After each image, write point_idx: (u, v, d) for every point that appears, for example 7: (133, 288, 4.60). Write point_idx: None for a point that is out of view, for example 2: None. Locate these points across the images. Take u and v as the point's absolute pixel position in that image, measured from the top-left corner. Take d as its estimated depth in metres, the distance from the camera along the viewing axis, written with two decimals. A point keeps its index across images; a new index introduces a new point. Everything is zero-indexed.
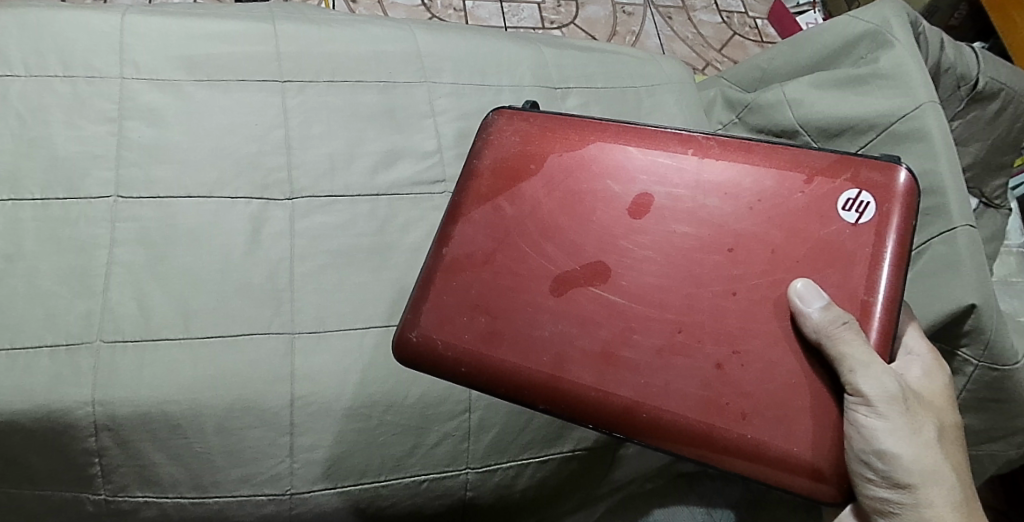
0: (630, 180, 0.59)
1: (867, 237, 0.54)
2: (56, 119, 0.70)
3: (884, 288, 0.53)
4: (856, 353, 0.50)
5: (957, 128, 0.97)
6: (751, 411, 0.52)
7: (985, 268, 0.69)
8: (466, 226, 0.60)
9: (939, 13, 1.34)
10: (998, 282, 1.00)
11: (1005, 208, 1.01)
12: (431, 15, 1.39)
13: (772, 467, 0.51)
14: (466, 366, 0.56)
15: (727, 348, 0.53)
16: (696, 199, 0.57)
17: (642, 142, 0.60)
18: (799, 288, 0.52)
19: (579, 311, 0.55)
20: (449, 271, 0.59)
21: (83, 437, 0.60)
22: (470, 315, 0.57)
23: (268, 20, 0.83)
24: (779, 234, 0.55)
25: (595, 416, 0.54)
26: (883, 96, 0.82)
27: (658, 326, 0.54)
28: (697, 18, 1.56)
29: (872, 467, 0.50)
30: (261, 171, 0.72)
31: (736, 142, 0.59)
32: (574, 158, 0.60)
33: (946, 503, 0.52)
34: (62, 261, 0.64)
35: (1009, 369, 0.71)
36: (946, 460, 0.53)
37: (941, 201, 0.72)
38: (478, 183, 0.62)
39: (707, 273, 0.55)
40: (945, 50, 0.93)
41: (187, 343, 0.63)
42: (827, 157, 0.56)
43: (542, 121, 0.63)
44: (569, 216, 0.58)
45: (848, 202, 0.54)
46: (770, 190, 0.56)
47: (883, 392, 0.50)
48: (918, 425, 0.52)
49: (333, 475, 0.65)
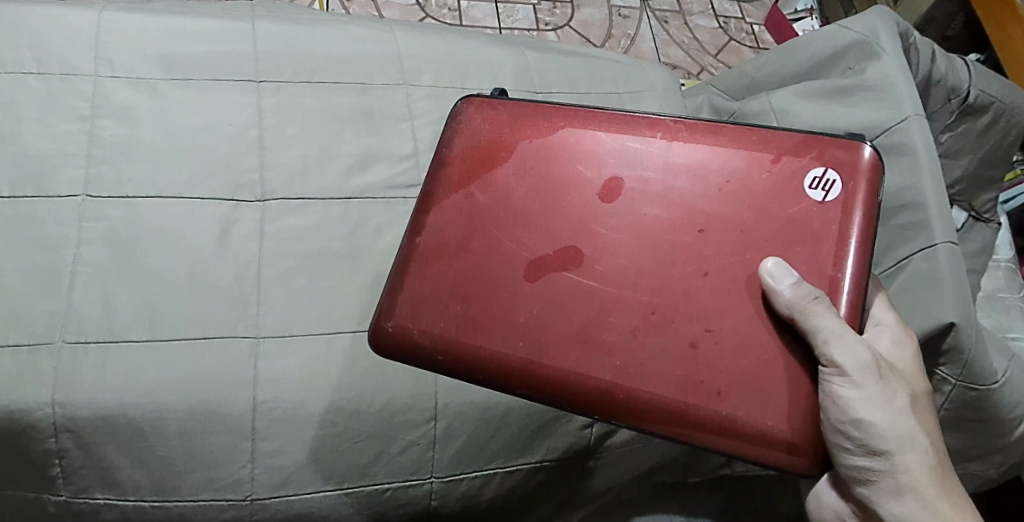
0: (601, 164, 0.57)
1: (834, 215, 0.52)
2: (28, 116, 0.69)
3: (852, 263, 0.52)
4: (830, 325, 0.49)
5: (946, 140, 0.94)
6: (726, 387, 0.50)
7: (966, 285, 0.68)
8: (438, 214, 0.58)
9: (936, 23, 1.34)
10: (984, 297, 0.99)
11: (995, 222, 1.00)
12: (425, 15, 1.38)
13: (749, 443, 0.50)
14: (443, 354, 0.55)
15: (701, 327, 0.51)
16: (667, 182, 0.55)
17: (609, 127, 0.58)
18: (770, 268, 0.51)
19: (555, 294, 0.53)
20: (422, 260, 0.57)
21: (43, 439, 0.60)
22: (446, 303, 0.55)
23: (247, 19, 0.82)
24: (749, 214, 0.53)
25: (574, 399, 0.52)
26: (868, 107, 0.81)
27: (632, 307, 0.52)
28: (694, 22, 1.55)
29: (848, 437, 0.50)
30: (233, 172, 0.72)
31: (706, 125, 0.57)
32: (545, 144, 0.58)
33: (922, 468, 0.52)
34: (26, 260, 0.63)
35: (988, 389, 0.69)
36: (921, 426, 0.53)
37: (923, 217, 0.71)
38: (449, 170, 0.59)
39: (678, 255, 0.53)
40: (936, 62, 0.90)
41: (151, 344, 0.62)
42: (793, 137, 0.55)
43: (511, 107, 0.61)
44: (543, 198, 0.56)
45: (815, 180, 0.53)
46: (740, 171, 0.55)
47: (858, 362, 0.49)
48: (893, 393, 0.52)
49: (294, 482, 0.64)
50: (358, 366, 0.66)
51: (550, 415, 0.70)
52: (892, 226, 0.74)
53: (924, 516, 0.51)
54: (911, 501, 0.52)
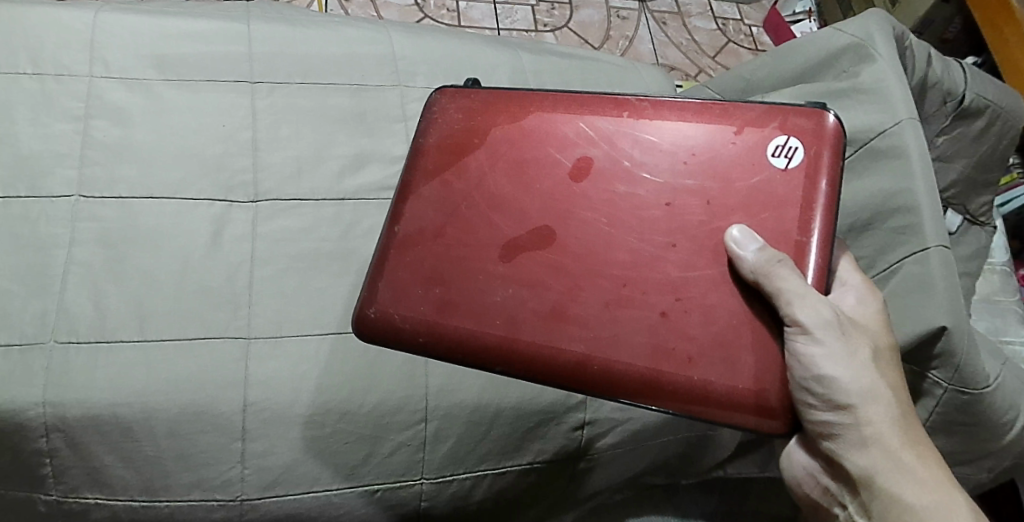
0: (570, 145, 0.58)
1: (797, 181, 0.53)
2: (22, 116, 0.69)
3: (817, 229, 0.52)
4: (792, 286, 0.49)
5: (941, 144, 0.93)
6: (697, 354, 0.51)
7: (959, 288, 0.68)
8: (415, 203, 0.59)
9: (933, 26, 1.34)
10: (978, 300, 1.00)
11: (990, 225, 0.98)
12: (424, 15, 1.38)
13: (722, 407, 0.50)
14: (423, 337, 0.56)
15: (670, 296, 0.52)
16: (633, 158, 0.56)
17: (577, 110, 0.59)
18: (735, 234, 0.52)
19: (527, 269, 0.54)
20: (400, 247, 0.58)
21: (34, 438, 0.60)
22: (424, 288, 0.56)
23: (242, 21, 0.82)
24: (714, 185, 0.54)
25: (550, 374, 0.53)
26: (861, 111, 0.79)
27: (604, 280, 0.53)
28: (692, 23, 1.54)
29: (811, 392, 0.50)
30: (226, 173, 0.72)
31: (671, 103, 0.58)
32: (517, 130, 0.59)
33: (887, 422, 0.51)
34: (19, 260, 0.64)
35: (980, 392, 0.68)
36: (884, 378, 0.52)
37: (915, 221, 0.71)
38: (425, 159, 0.61)
39: (647, 227, 0.54)
40: (932, 64, 0.89)
41: (142, 345, 0.63)
42: (754, 109, 0.56)
43: (483, 95, 0.63)
44: (515, 179, 0.57)
45: (778, 148, 0.54)
46: (704, 144, 0.56)
47: (819, 318, 0.49)
48: (856, 348, 0.52)
49: (283, 483, 0.64)
50: (348, 367, 0.66)
51: (541, 418, 0.70)
52: (885, 229, 0.74)
53: (889, 469, 0.51)
54: (876, 453, 0.51)
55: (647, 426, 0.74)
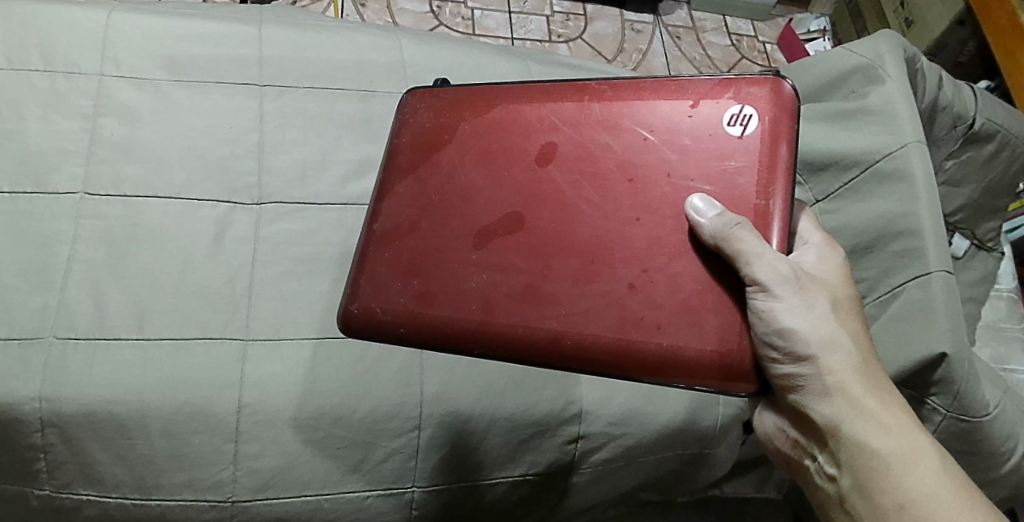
0: (534, 133, 0.59)
1: (753, 148, 0.53)
2: (31, 112, 0.70)
3: (776, 191, 0.52)
4: (751, 246, 0.49)
5: (950, 168, 0.90)
6: (664, 320, 0.51)
7: (961, 314, 0.66)
8: (393, 200, 0.62)
9: (947, 48, 1.33)
10: (983, 326, 0.99)
11: (997, 251, 0.96)
12: (439, 23, 1.39)
13: (688, 370, 0.51)
14: (405, 327, 0.57)
15: (636, 268, 0.53)
16: (595, 139, 0.57)
17: (539, 99, 0.61)
18: (695, 203, 0.52)
19: (499, 252, 0.56)
20: (380, 243, 0.61)
21: (29, 432, 0.60)
22: (403, 281, 0.58)
23: (254, 24, 0.83)
24: (675, 158, 0.55)
25: (528, 352, 0.54)
26: (869, 132, 0.77)
27: (571, 256, 0.54)
28: (706, 39, 1.54)
29: (774, 346, 0.49)
30: (231, 174, 0.73)
31: (629, 84, 0.59)
32: (484, 122, 0.61)
33: (850, 370, 0.50)
34: (22, 255, 0.64)
35: (979, 421, 0.66)
36: (850, 332, 0.51)
37: (918, 245, 0.70)
38: (400, 159, 0.64)
39: (612, 204, 0.55)
40: (942, 88, 0.88)
41: (139, 343, 0.63)
42: (709, 81, 0.56)
43: (450, 94, 0.66)
44: (485, 169, 0.59)
45: (732, 117, 0.54)
46: (662, 119, 0.56)
47: (778, 274, 0.49)
48: (818, 300, 0.50)
49: (274, 486, 0.64)
50: (344, 372, 0.66)
51: (534, 429, 0.70)
52: (888, 252, 0.73)
53: (854, 417, 0.50)
54: (842, 403, 0.50)
55: (640, 442, 0.73)
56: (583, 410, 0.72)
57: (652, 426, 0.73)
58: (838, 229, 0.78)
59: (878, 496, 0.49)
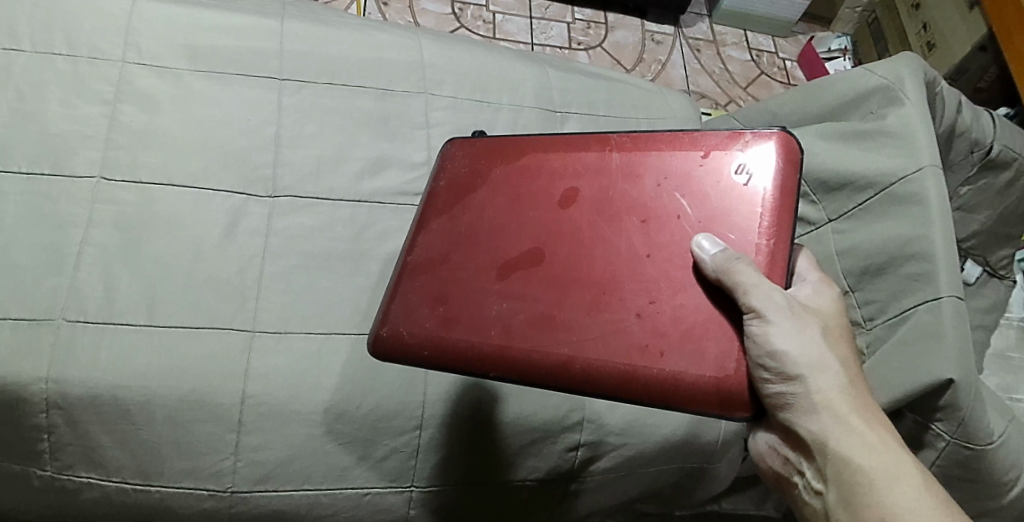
0: (557, 179, 0.62)
1: (757, 195, 0.55)
2: (53, 96, 0.71)
3: (775, 235, 0.54)
4: (750, 277, 0.50)
5: (964, 194, 0.90)
6: (668, 346, 0.52)
7: (970, 341, 0.65)
8: (427, 236, 0.66)
9: (968, 74, 1.33)
10: (992, 354, 0.98)
11: (1010, 279, 0.96)
12: (460, 25, 1.39)
13: (687, 395, 0.51)
14: (429, 350, 0.59)
15: (644, 299, 0.54)
16: (614, 183, 0.60)
17: (563, 149, 0.64)
18: (699, 240, 0.53)
19: (521, 283, 0.58)
20: (412, 274, 0.64)
21: (34, 412, 0.61)
22: (430, 307, 0.61)
23: (277, 17, 0.83)
24: (684, 203, 0.57)
25: (541, 376, 0.55)
26: (885, 154, 0.77)
27: (584, 288, 0.56)
28: (726, 53, 1.54)
29: (766, 368, 0.49)
30: (247, 166, 0.73)
31: (647, 137, 0.62)
32: (514, 169, 0.65)
33: (840, 391, 0.49)
34: (38, 236, 0.65)
35: (983, 449, 0.65)
36: (844, 359, 0.50)
37: (930, 269, 0.69)
38: (436, 199, 0.68)
39: (624, 241, 0.57)
40: (962, 112, 0.86)
41: (147, 330, 0.63)
42: (719, 134, 0.59)
43: (486, 143, 0.70)
44: (511, 209, 0.62)
45: (739, 167, 0.56)
46: (674, 168, 0.59)
47: (773, 301, 0.49)
48: (812, 325, 0.50)
49: (275, 478, 0.64)
50: (349, 369, 0.67)
51: (535, 436, 0.70)
52: (899, 275, 0.72)
53: (841, 434, 0.48)
54: (828, 419, 0.49)
55: (641, 453, 0.73)
56: (584, 418, 0.71)
57: (652, 438, 0.73)
58: (849, 250, 0.77)
59: (862, 510, 0.47)
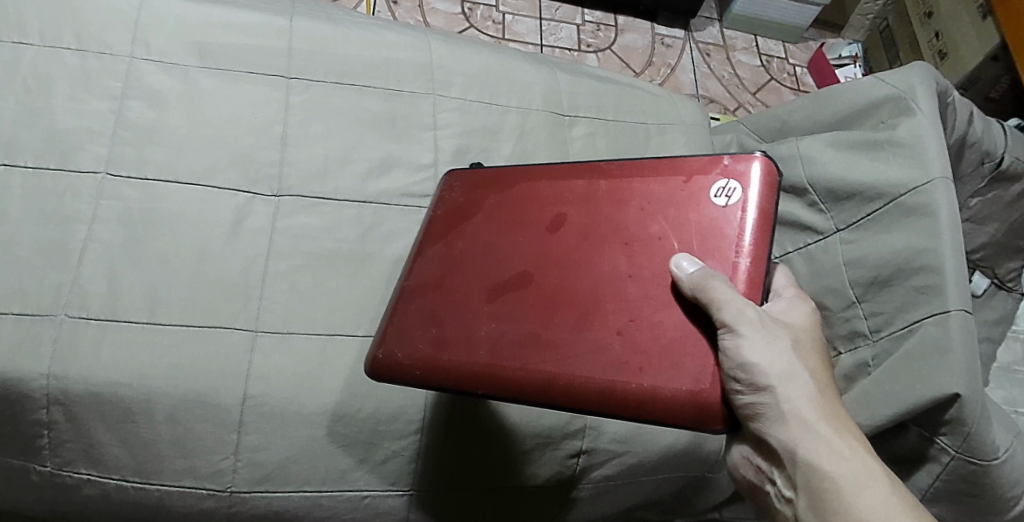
0: (546, 206, 0.63)
1: (735, 216, 0.54)
2: (60, 90, 0.71)
3: (751, 254, 0.53)
4: (722, 292, 0.49)
5: (974, 205, 0.89)
6: (647, 363, 0.52)
7: (978, 356, 0.65)
8: (423, 262, 0.67)
9: (980, 83, 1.32)
10: (999, 367, 0.98)
11: (1018, 292, 0.95)
12: (470, 25, 1.39)
13: (665, 411, 0.51)
14: (420, 370, 0.59)
15: (625, 317, 0.54)
16: (600, 208, 0.60)
17: (553, 177, 0.64)
18: (680, 262, 0.53)
19: (508, 305, 0.58)
20: (407, 298, 0.65)
21: (35, 408, 0.60)
22: (423, 329, 0.62)
23: (286, 15, 0.82)
24: (666, 225, 0.56)
25: (526, 394, 0.55)
26: (895, 166, 0.76)
27: (568, 308, 0.56)
28: (736, 57, 1.53)
29: (738, 381, 0.49)
30: (253, 164, 0.73)
31: (633, 164, 0.61)
32: (505, 198, 0.66)
33: (808, 399, 0.48)
34: (42, 232, 0.65)
35: (988, 465, 0.64)
36: (814, 370, 0.50)
37: (939, 282, 0.68)
38: (433, 226, 0.70)
39: (606, 261, 0.57)
40: (974, 123, 0.83)
41: (149, 328, 0.63)
42: (700, 159, 0.58)
43: (480, 173, 0.71)
44: (501, 235, 0.63)
45: (718, 190, 0.55)
46: (657, 194, 0.58)
47: (745, 316, 0.49)
48: (782, 337, 0.50)
49: (274, 480, 0.64)
50: (350, 371, 0.66)
51: (535, 444, 0.69)
52: (907, 287, 0.71)
53: (809, 440, 0.47)
54: (796, 427, 0.48)
55: (644, 459, 0.72)
56: (587, 426, 0.71)
57: (654, 446, 0.72)
58: (857, 261, 0.77)
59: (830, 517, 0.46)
